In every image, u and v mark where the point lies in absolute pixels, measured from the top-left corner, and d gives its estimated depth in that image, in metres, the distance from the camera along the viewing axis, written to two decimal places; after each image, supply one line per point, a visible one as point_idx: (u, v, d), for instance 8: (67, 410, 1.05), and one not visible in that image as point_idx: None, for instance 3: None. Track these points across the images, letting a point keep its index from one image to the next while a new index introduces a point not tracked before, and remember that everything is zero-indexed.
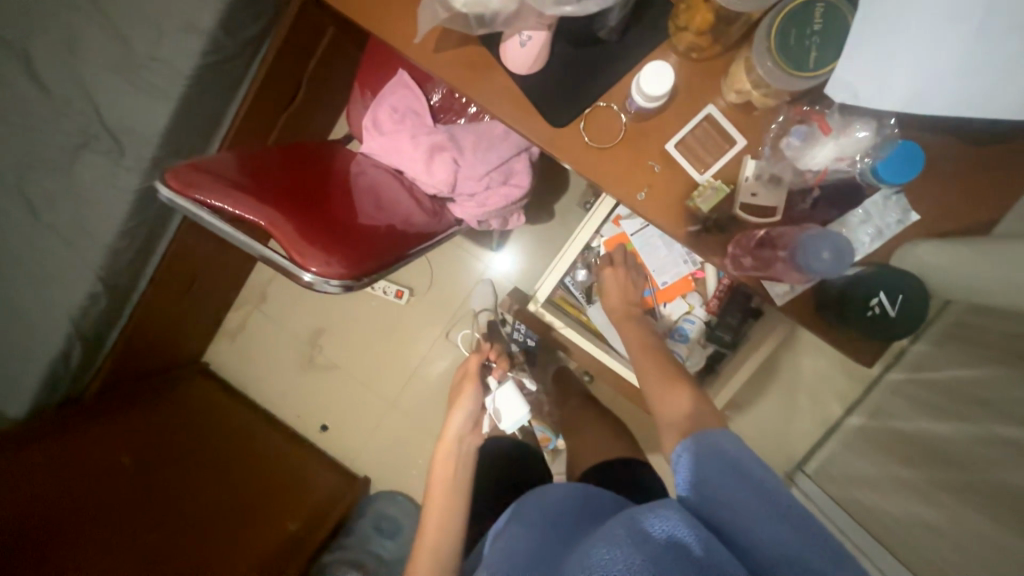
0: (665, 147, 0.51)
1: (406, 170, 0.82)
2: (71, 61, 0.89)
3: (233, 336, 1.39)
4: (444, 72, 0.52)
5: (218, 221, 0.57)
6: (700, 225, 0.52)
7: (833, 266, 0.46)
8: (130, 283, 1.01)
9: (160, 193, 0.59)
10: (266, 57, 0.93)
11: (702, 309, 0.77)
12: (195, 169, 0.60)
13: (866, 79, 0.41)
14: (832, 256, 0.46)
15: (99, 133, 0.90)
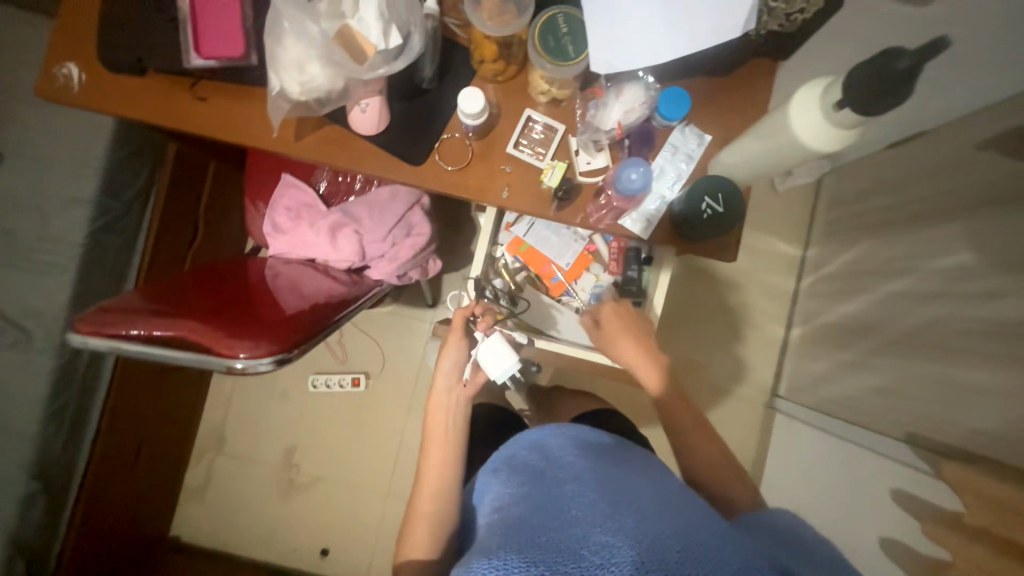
0: (507, 151, 0.62)
1: (316, 255, 0.89)
2: None
3: (199, 493, 1.29)
4: (310, 154, 0.62)
5: (135, 346, 0.60)
6: (557, 200, 0.61)
7: (644, 182, 0.56)
8: (68, 469, 0.95)
9: (73, 341, 0.61)
10: (156, 206, 0.98)
11: (606, 274, 0.85)
12: (104, 311, 0.63)
13: (612, 52, 0.53)
14: (639, 175, 0.56)
15: None
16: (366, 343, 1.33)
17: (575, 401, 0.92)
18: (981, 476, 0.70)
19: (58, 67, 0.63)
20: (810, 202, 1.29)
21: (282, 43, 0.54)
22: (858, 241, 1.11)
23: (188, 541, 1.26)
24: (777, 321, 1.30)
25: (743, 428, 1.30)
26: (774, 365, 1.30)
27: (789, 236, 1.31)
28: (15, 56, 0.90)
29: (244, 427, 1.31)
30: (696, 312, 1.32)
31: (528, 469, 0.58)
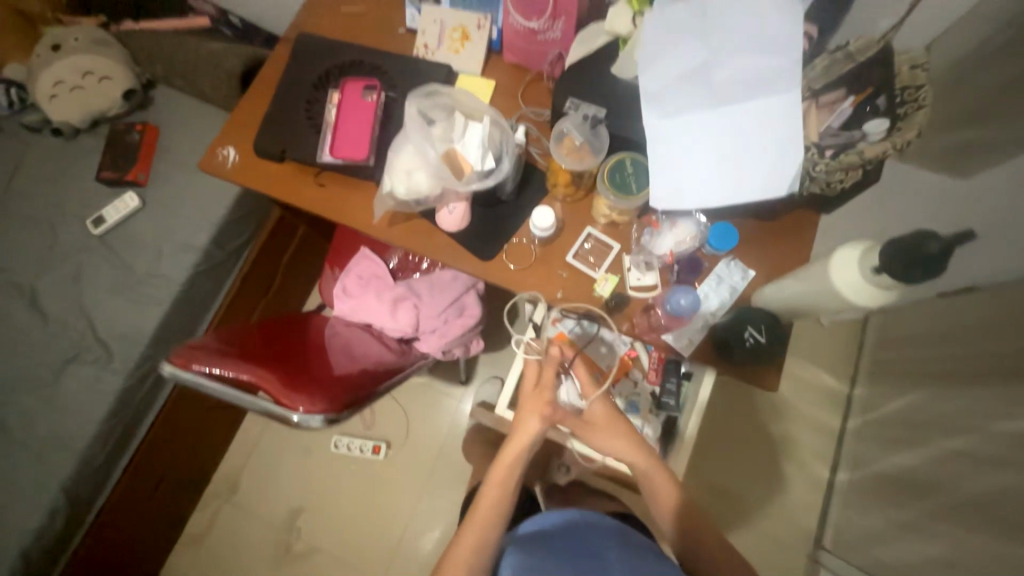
0: (566, 259, 0.69)
1: (374, 321, 0.97)
2: (70, 289, 1.03)
3: (197, 540, 1.26)
4: (399, 239, 0.72)
5: (213, 384, 0.66)
6: (605, 308, 0.68)
7: (692, 307, 0.63)
8: (95, 491, 0.98)
9: (163, 370, 0.68)
10: (249, 258, 1.13)
11: (645, 382, 0.86)
12: (193, 348, 0.71)
13: (666, 191, 0.61)
14: (688, 300, 0.63)
15: (89, 345, 1.00)
16: (394, 412, 1.35)
17: (599, 507, 0.88)
18: None
19: (220, 148, 0.79)
20: (853, 338, 1.27)
21: (398, 154, 0.67)
22: (908, 388, 1.07)
23: None
24: (820, 460, 1.22)
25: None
26: (818, 510, 1.19)
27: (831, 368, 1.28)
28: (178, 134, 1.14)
29: (258, 477, 1.32)
30: (734, 436, 1.25)
31: (553, 546, 0.63)
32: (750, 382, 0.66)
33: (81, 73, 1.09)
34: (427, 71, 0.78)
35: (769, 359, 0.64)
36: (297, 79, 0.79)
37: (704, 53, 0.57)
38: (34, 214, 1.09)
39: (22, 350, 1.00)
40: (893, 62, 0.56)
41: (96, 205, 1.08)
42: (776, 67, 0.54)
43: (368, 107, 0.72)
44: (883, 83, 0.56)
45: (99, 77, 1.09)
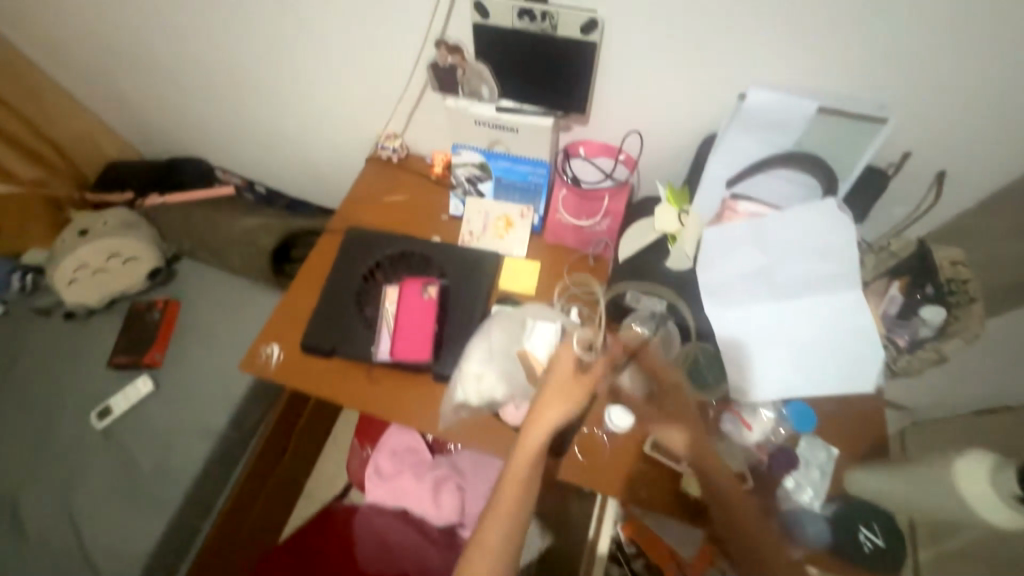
0: (644, 449, 0.65)
1: (415, 508, 0.88)
2: (61, 496, 0.91)
3: None
4: (462, 438, 0.68)
5: None
6: (696, 507, 0.63)
7: (818, 535, 0.59)
8: None
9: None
10: (266, 434, 1.04)
11: None
12: None
13: (746, 384, 0.62)
14: (812, 526, 0.60)
15: (75, 568, 0.85)
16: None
17: None
18: None
19: (265, 346, 0.77)
20: None
21: (467, 358, 0.65)
22: None
23: None
24: None
25: None
26: None
27: None
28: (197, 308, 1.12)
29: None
30: None
31: None
32: None
33: (107, 255, 1.06)
34: (476, 258, 0.81)
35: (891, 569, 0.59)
36: (347, 271, 0.81)
37: (764, 259, 0.60)
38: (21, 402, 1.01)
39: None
40: (932, 257, 0.60)
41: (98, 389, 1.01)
42: (837, 270, 0.58)
43: (428, 304, 0.73)
44: (931, 276, 0.60)
45: (125, 259, 1.07)
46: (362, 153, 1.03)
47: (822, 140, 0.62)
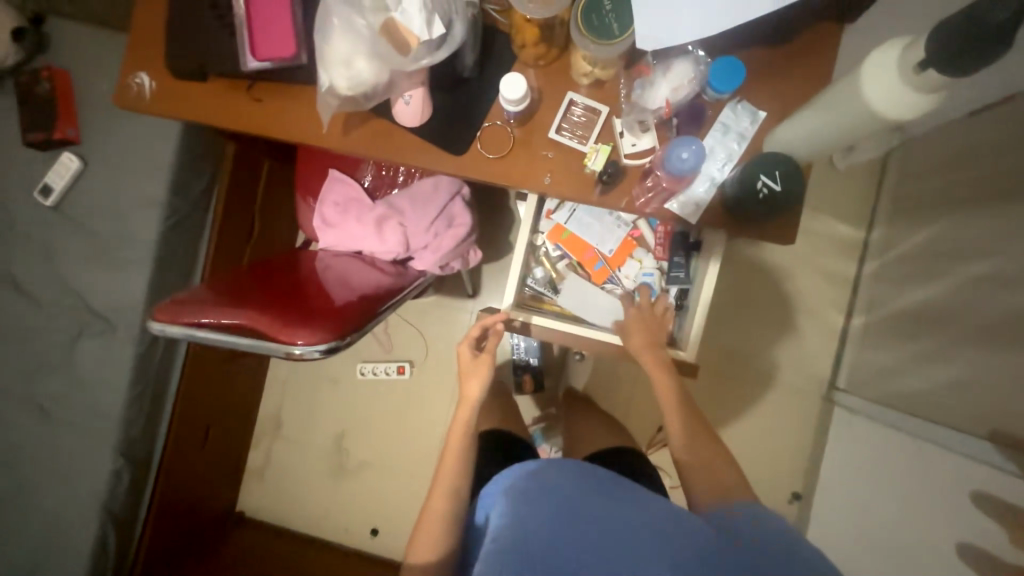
0: (549, 137, 0.81)
1: (363, 246, 1.23)
2: (70, 304, 1.28)
3: (261, 475, 1.86)
4: (357, 142, 0.84)
5: (203, 331, 0.85)
6: (601, 182, 0.79)
7: (691, 160, 0.71)
8: (149, 452, 1.39)
9: (150, 326, 0.85)
10: (216, 203, 1.37)
11: (651, 258, 1.03)
12: (175, 303, 0.87)
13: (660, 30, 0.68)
14: (688, 155, 0.71)
15: (89, 319, 1.28)
16: (416, 340, 1.83)
17: (593, 426, 1.33)
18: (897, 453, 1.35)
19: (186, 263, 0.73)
20: (875, 177, 1.66)
21: (331, 43, 0.71)
22: (928, 226, 1.42)
23: (255, 511, 1.84)
24: (836, 310, 1.69)
25: (786, 417, 1.72)
26: (835, 349, 1.69)
27: (850, 221, 1.69)
28: (109, 135, 1.26)
29: (303, 403, 1.86)
30: (754, 299, 1.73)
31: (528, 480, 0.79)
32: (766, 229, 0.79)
33: None
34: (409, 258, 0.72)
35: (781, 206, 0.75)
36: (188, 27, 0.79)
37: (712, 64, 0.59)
38: (64, 315, 1.28)
39: (100, 430, 1.29)
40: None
41: (119, 302, 1.27)
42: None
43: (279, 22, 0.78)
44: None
45: None
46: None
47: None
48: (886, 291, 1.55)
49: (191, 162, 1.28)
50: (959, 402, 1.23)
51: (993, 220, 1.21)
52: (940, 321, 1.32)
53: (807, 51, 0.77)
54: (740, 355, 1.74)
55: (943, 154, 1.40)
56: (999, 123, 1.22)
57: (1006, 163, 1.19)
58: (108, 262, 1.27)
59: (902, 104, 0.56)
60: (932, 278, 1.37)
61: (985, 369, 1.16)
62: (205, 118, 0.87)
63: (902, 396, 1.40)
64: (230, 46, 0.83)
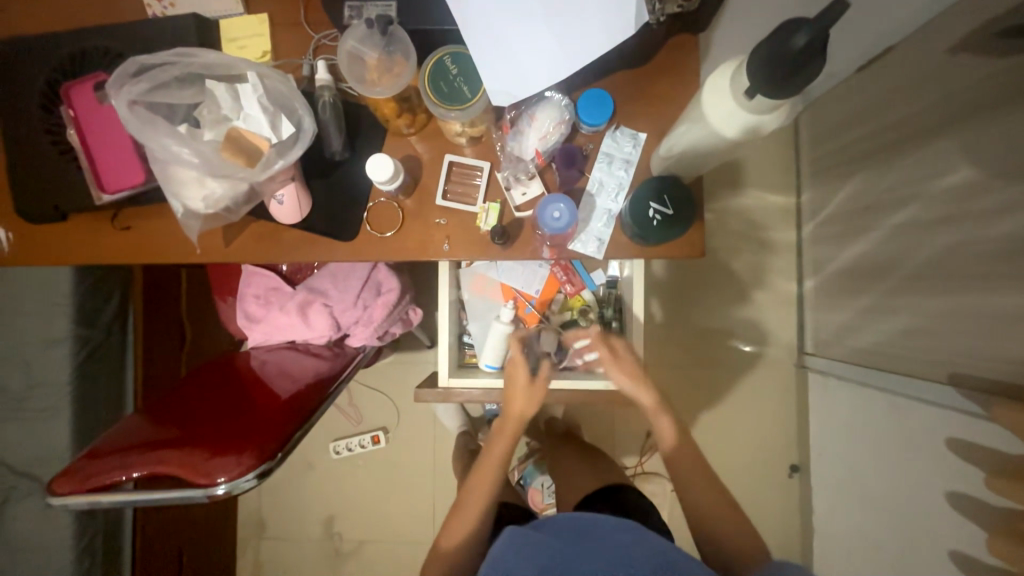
0: (438, 204, 0.77)
1: (294, 336, 1.18)
2: None
3: None
4: (240, 252, 0.78)
5: (113, 494, 0.78)
6: (499, 237, 0.75)
7: (560, 220, 0.70)
8: None
9: (51, 501, 0.78)
10: (133, 321, 1.29)
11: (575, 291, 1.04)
12: (80, 468, 0.81)
13: (511, 85, 0.66)
14: (558, 213, 0.70)
15: (15, 480, 1.17)
16: (385, 405, 1.76)
17: (575, 454, 1.29)
18: (875, 412, 1.33)
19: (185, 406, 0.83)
20: (790, 142, 1.69)
21: (179, 171, 0.68)
22: (846, 181, 1.44)
23: None
24: (787, 277, 1.71)
25: (765, 392, 1.72)
26: (795, 316, 1.70)
27: (776, 189, 1.71)
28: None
29: (283, 497, 1.77)
30: (706, 285, 1.73)
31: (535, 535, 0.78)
32: (674, 246, 0.77)
33: None
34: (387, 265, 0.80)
35: (679, 227, 0.72)
36: None
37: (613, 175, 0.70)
38: None
39: None
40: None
41: (43, 453, 1.16)
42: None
43: (129, 153, 0.73)
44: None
45: None
46: (54, 130, 0.78)
47: (593, 15, 0.63)
48: (826, 252, 1.56)
49: (93, 288, 1.20)
50: (915, 349, 1.23)
51: (901, 168, 1.23)
52: (878, 274, 1.34)
53: (669, 67, 0.76)
54: (707, 342, 1.74)
55: (844, 112, 1.42)
56: (883, 75, 1.25)
57: (898, 113, 1.22)
58: (22, 417, 1.17)
59: (747, 127, 0.56)
60: (861, 234, 1.39)
61: (930, 316, 1.17)
62: (75, 259, 0.80)
63: (865, 352, 1.40)
64: (83, 181, 0.78)
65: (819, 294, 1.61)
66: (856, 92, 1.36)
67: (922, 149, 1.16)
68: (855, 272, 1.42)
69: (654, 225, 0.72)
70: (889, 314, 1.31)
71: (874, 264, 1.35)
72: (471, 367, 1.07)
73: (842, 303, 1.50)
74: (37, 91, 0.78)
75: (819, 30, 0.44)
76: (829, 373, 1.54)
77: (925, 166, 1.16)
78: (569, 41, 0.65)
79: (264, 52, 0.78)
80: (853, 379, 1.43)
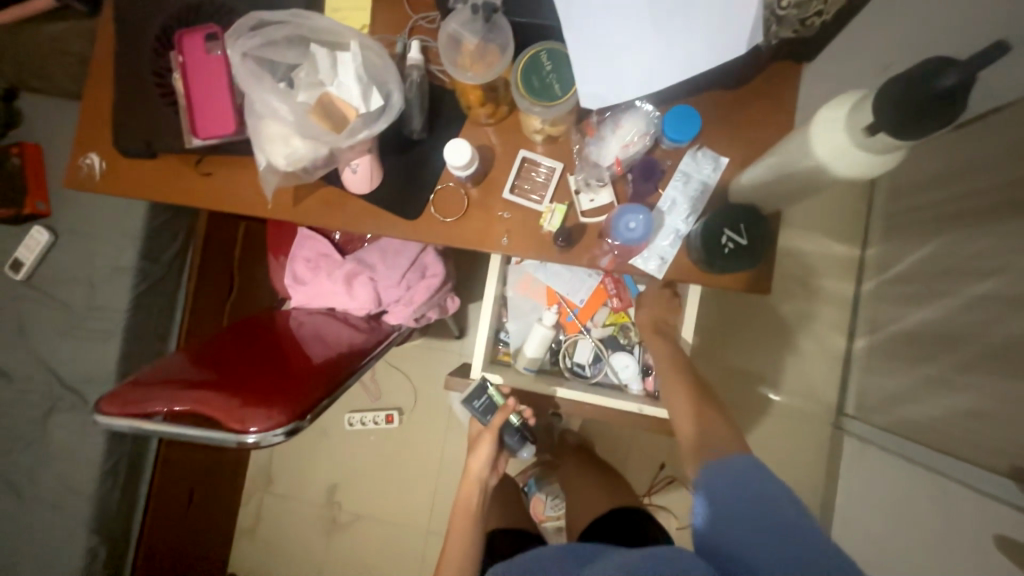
0: (504, 197, 0.77)
1: (335, 304, 1.20)
2: (43, 377, 1.25)
3: (251, 534, 1.79)
4: (305, 213, 0.80)
5: (151, 423, 0.81)
6: (560, 238, 0.74)
7: (635, 230, 0.69)
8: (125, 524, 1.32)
9: (97, 419, 0.83)
10: (191, 263, 1.35)
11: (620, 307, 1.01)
12: (126, 392, 0.85)
13: (602, 90, 0.65)
14: (634, 223, 0.69)
15: (62, 392, 1.25)
16: (404, 387, 1.78)
17: (589, 471, 1.26)
18: (918, 492, 1.24)
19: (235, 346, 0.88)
20: (865, 192, 1.60)
21: (268, 125, 0.70)
22: (924, 242, 1.35)
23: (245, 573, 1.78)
24: (838, 332, 1.62)
25: (793, 447, 1.64)
26: (840, 373, 1.61)
27: (841, 239, 1.63)
28: (78, 204, 1.25)
29: (293, 457, 1.81)
30: (748, 325, 1.66)
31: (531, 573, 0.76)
32: (741, 278, 0.74)
33: None
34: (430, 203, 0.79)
35: (752, 259, 0.69)
36: None
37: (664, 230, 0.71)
38: (37, 391, 1.25)
39: (74, 506, 1.24)
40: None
41: (91, 372, 1.23)
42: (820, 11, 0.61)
43: (224, 104, 0.77)
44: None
45: None
46: (161, 73, 0.82)
47: (701, 32, 0.62)
48: (887, 313, 1.47)
49: (161, 227, 1.26)
50: (976, 433, 1.14)
51: (992, 238, 1.14)
52: (945, 346, 1.24)
53: (764, 95, 0.73)
54: (740, 384, 1.66)
55: (934, 169, 1.33)
56: (987, 137, 1.16)
57: (998, 178, 1.13)
58: (79, 335, 1.25)
59: (855, 166, 0.54)
60: (932, 301, 1.29)
61: (1000, 401, 1.08)
62: (157, 196, 0.84)
63: (915, 426, 1.31)
64: (178, 125, 0.82)
65: (871, 356, 1.51)
66: (951, 150, 1.27)
67: (1021, 221, 1.07)
68: (918, 339, 1.33)
69: (725, 253, 0.69)
70: (951, 391, 1.21)
71: (941, 334, 1.25)
72: (502, 364, 1.06)
73: (896, 370, 1.40)
74: (152, 34, 0.82)
75: (970, 72, 0.42)
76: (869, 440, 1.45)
77: (1021, 240, 1.07)
78: (672, 54, 0.63)
79: (364, 26, 0.80)
80: (896, 451, 1.33)
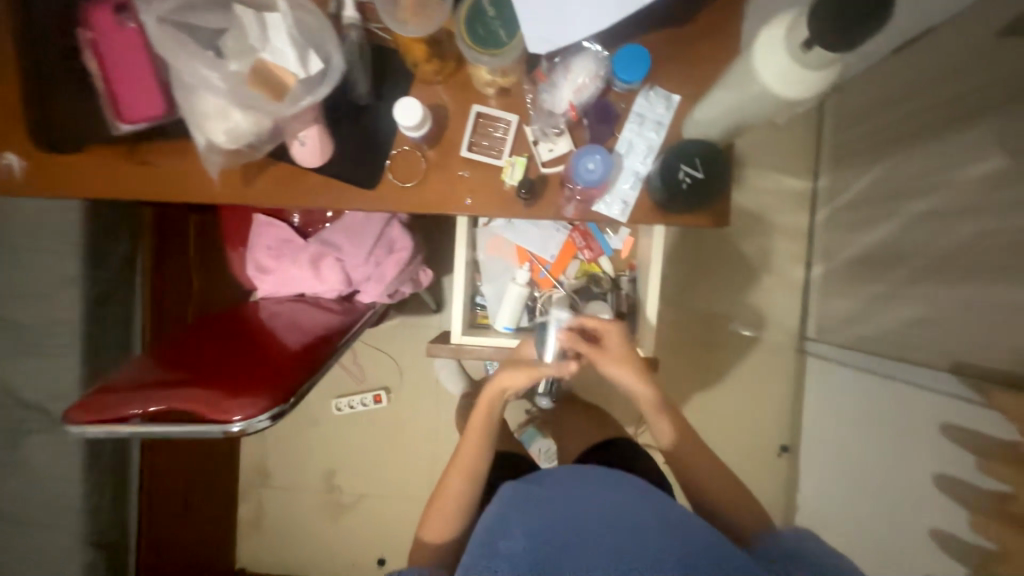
0: (462, 155, 0.76)
1: (304, 289, 1.18)
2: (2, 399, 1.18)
3: (254, 527, 1.80)
4: (255, 192, 0.76)
5: (129, 426, 0.80)
6: (523, 189, 0.74)
7: (593, 170, 0.70)
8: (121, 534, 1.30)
9: (69, 429, 0.80)
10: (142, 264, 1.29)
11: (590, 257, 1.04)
12: (96, 399, 0.82)
13: (549, 32, 0.64)
14: (592, 164, 0.70)
15: (27, 413, 1.19)
16: (388, 366, 1.78)
17: (578, 419, 1.32)
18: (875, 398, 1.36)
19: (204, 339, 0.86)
20: (814, 125, 1.66)
21: (202, 98, 0.67)
22: (870, 167, 1.42)
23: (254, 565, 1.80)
24: (797, 262, 1.71)
25: (763, 374, 1.75)
26: (801, 301, 1.71)
27: (795, 173, 1.69)
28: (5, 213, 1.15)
29: (284, 449, 1.80)
30: (715, 265, 1.73)
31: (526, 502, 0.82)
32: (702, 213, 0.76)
33: None
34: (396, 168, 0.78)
35: (709, 193, 0.71)
36: None
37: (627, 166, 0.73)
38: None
39: (64, 525, 1.21)
40: None
41: (54, 388, 1.18)
42: None
43: (150, 82, 0.71)
44: None
45: None
46: (73, 54, 0.75)
47: None
48: (840, 239, 1.56)
49: (104, 229, 1.19)
50: (922, 337, 1.25)
51: (929, 156, 1.21)
52: (892, 262, 1.34)
53: (710, 27, 0.74)
54: (711, 322, 1.75)
55: (875, 95, 1.38)
56: (921, 57, 1.21)
57: (933, 97, 1.19)
58: (34, 351, 1.17)
59: (796, 86, 0.56)
60: (879, 222, 1.38)
61: (942, 305, 1.18)
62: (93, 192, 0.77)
63: (870, 339, 1.42)
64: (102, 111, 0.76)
65: (828, 281, 1.61)
66: (890, 75, 1.32)
67: (955, 136, 1.14)
68: (868, 260, 1.42)
69: (683, 189, 0.71)
70: (899, 303, 1.31)
71: (889, 252, 1.34)
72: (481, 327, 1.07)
73: (851, 291, 1.50)
74: (54, 11, 0.74)
75: None
76: (830, 359, 1.56)
77: (954, 154, 1.14)
78: None
79: None
80: (854, 365, 1.44)
